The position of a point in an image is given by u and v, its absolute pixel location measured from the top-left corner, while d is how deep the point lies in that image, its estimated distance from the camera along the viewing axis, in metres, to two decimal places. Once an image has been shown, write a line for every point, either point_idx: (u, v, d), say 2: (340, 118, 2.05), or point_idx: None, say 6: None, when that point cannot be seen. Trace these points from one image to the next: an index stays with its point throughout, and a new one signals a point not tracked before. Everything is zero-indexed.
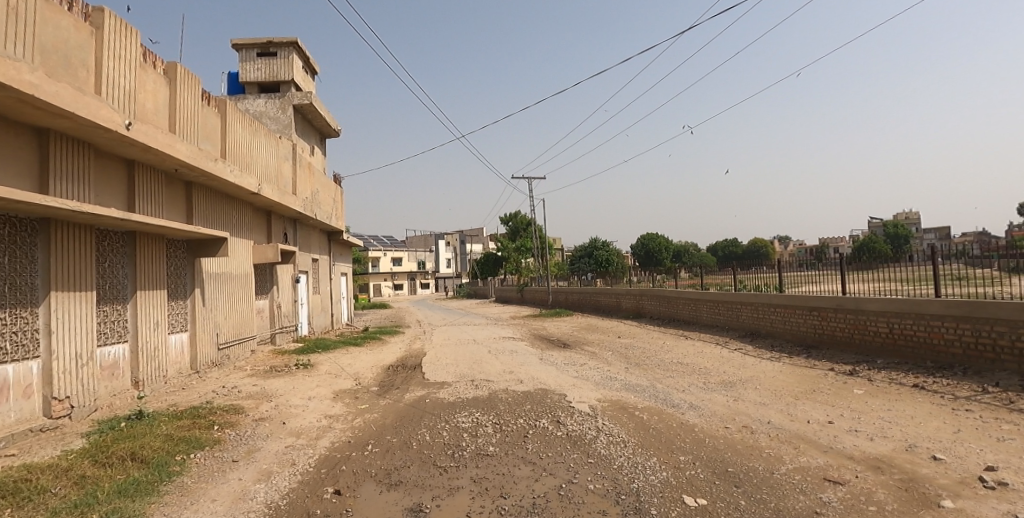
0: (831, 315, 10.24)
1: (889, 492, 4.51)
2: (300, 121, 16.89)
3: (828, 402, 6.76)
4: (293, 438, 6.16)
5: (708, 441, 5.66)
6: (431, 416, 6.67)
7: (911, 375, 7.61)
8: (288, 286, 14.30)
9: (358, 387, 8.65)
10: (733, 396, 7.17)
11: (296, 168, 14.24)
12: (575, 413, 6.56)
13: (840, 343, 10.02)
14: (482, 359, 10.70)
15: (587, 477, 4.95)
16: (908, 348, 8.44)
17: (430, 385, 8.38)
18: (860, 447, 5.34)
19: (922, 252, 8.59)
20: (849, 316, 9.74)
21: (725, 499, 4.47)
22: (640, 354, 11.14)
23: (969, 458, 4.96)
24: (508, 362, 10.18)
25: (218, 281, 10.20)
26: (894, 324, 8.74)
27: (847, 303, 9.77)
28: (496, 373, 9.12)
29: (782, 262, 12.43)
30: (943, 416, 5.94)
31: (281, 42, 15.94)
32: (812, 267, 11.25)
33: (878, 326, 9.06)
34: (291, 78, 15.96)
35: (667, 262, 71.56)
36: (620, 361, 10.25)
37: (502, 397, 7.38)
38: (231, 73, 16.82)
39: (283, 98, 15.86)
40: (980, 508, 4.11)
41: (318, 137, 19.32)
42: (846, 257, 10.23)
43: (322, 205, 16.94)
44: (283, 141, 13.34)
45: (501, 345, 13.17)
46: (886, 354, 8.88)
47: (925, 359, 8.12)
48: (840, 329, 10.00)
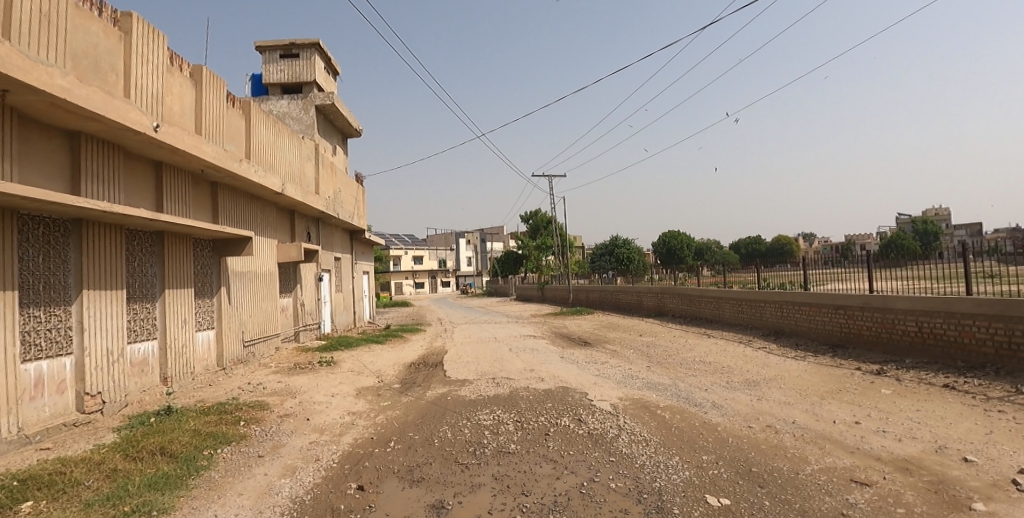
0: (858, 314, 10.05)
1: (917, 493, 4.44)
2: (321, 122, 17.09)
3: (856, 402, 6.65)
4: (317, 435, 6.24)
5: (732, 440, 5.61)
6: (452, 414, 6.71)
7: (940, 375, 7.45)
8: (310, 285, 14.50)
9: (380, 385, 8.75)
10: (757, 395, 7.09)
11: (319, 169, 14.42)
12: (597, 411, 6.54)
13: (867, 342, 9.83)
14: (502, 357, 10.72)
15: (609, 475, 4.95)
16: (938, 348, 8.24)
17: (452, 383, 8.43)
18: (888, 448, 5.25)
19: (953, 249, 8.37)
20: (877, 315, 9.55)
21: (749, 499, 4.45)
22: (662, 352, 11.07)
23: (1001, 460, 4.85)
24: (529, 361, 10.18)
25: (243, 280, 10.39)
26: (923, 322, 8.55)
27: (875, 302, 9.58)
28: (518, 371, 9.14)
29: (806, 259, 12.37)
30: (975, 417, 5.81)
31: (303, 44, 16.14)
32: (836, 264, 11.18)
33: (907, 325, 8.87)
34: (312, 79, 16.15)
35: (687, 260, 70.65)
36: (642, 359, 10.19)
37: (523, 395, 7.39)
38: (254, 75, 17.09)
39: (305, 99, 16.07)
40: (1013, 511, 4.02)
41: (339, 138, 19.54)
42: (873, 255, 10.02)
43: (343, 205, 17.12)
44: (306, 141, 13.52)
45: (521, 343, 13.18)
46: (915, 353, 8.69)
47: (956, 359, 7.93)
48: (867, 328, 9.82)
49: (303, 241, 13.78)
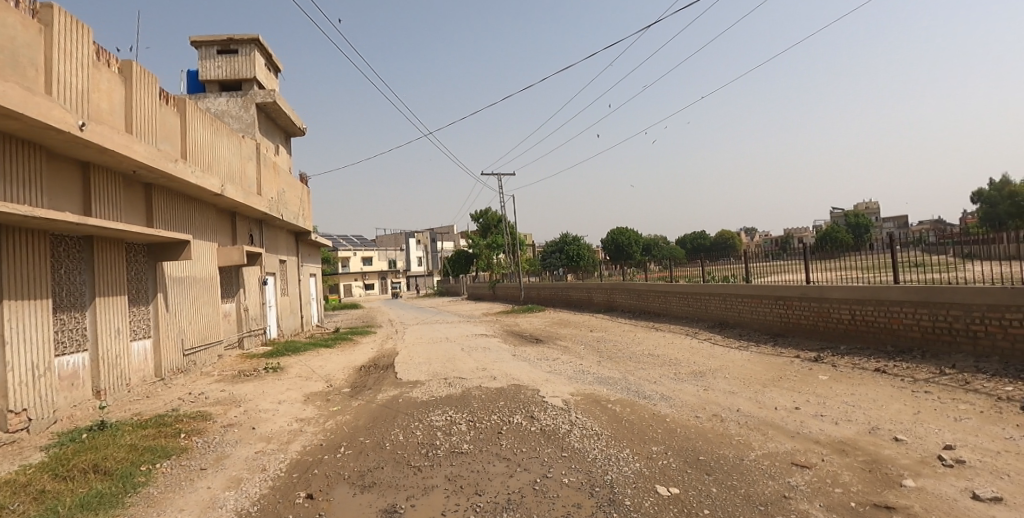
0: (797, 304, 10.49)
1: (853, 473, 4.81)
2: (263, 120, 16.56)
3: (795, 389, 6.88)
4: (264, 443, 6.01)
5: (680, 430, 5.71)
6: (404, 415, 6.54)
7: (873, 360, 7.86)
8: (254, 288, 14.01)
9: (329, 389, 8.52)
10: (703, 385, 7.27)
11: (260, 169, 13.92)
12: (549, 407, 6.52)
13: (806, 330, 10.28)
14: (455, 357, 10.64)
15: (562, 470, 5.02)
16: (870, 334, 8.70)
17: (402, 384, 8.28)
18: (826, 431, 5.50)
19: (883, 241, 8.83)
20: (813, 304, 10.00)
21: (697, 488, 4.69)
22: (612, 347, 11.23)
23: (928, 438, 5.22)
24: (481, 360, 10.12)
25: (182, 285, 9.93)
26: (856, 310, 9.01)
27: (811, 292, 10.02)
28: (470, 370, 9.07)
29: (747, 252, 13.01)
30: (904, 397, 6.15)
31: (241, 39, 15.59)
32: (777, 256, 11.65)
33: (841, 313, 9.31)
34: (252, 76, 15.62)
35: (636, 256, 72.41)
36: (592, 354, 10.31)
37: (475, 394, 7.30)
38: (190, 71, 16.37)
39: (245, 97, 15.49)
40: (940, 486, 4.53)
41: (282, 137, 18.98)
42: (809, 247, 10.54)
43: (287, 207, 16.60)
44: (247, 141, 13.04)
45: (473, 342, 13.14)
46: (849, 339, 9.14)
47: (886, 344, 8.38)
48: (805, 317, 10.26)
49: (245, 244, 13.29)
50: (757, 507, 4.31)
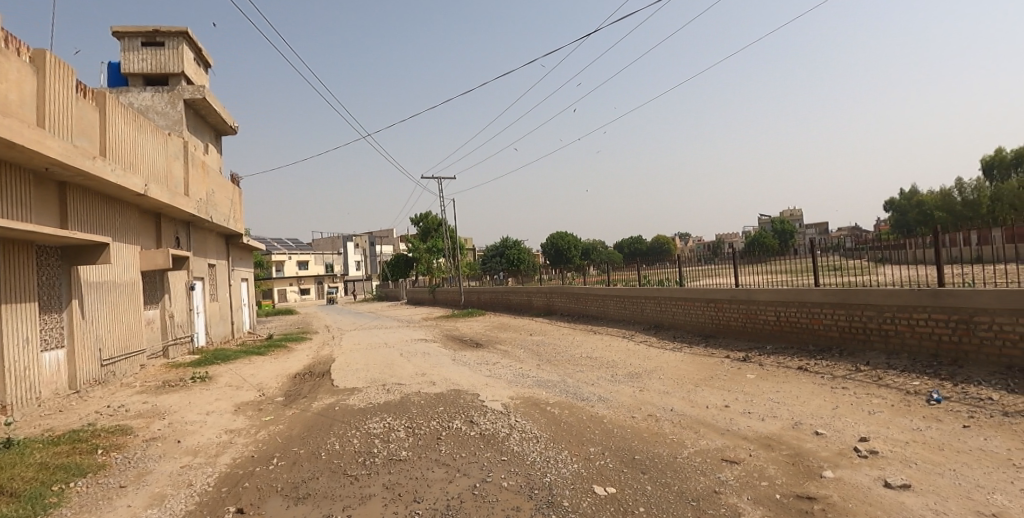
0: (726, 306, 10.94)
1: (778, 467, 5.07)
2: (192, 117, 15.84)
3: (725, 387, 7.18)
4: (190, 457, 5.72)
5: (616, 430, 5.83)
6: (340, 423, 6.37)
7: (796, 358, 8.31)
8: (180, 294, 13.36)
9: (262, 398, 8.22)
10: (639, 386, 7.46)
11: (188, 168, 13.30)
12: (488, 411, 6.50)
13: (735, 331, 10.75)
14: (393, 362, 10.50)
15: (501, 474, 5.03)
16: (793, 334, 9.21)
17: (339, 391, 8.07)
18: (753, 427, 5.75)
19: (806, 246, 9.29)
20: (742, 306, 10.47)
21: (633, 486, 4.81)
22: (551, 350, 11.38)
23: (845, 431, 5.56)
24: (420, 365, 10.03)
25: (100, 291, 9.33)
26: (780, 312, 9.50)
27: (740, 295, 10.48)
28: (409, 376, 8.97)
29: (681, 257, 13.22)
30: (824, 393, 6.51)
31: (168, 31, 14.93)
32: (709, 260, 12.10)
33: (768, 315, 9.79)
34: (180, 71, 14.97)
35: (575, 259, 73.88)
36: (532, 358, 10.41)
37: (414, 400, 7.20)
38: (112, 63, 15.48)
39: (173, 92, 14.70)
40: (855, 476, 4.83)
41: (213, 136, 18.24)
42: (738, 252, 11.06)
43: (217, 208, 15.92)
44: (173, 138, 12.36)
45: (412, 348, 12.97)
46: (774, 339, 9.64)
47: (808, 343, 8.90)
48: (734, 319, 10.72)
49: (170, 247, 12.68)
50: (690, 503, 4.46)
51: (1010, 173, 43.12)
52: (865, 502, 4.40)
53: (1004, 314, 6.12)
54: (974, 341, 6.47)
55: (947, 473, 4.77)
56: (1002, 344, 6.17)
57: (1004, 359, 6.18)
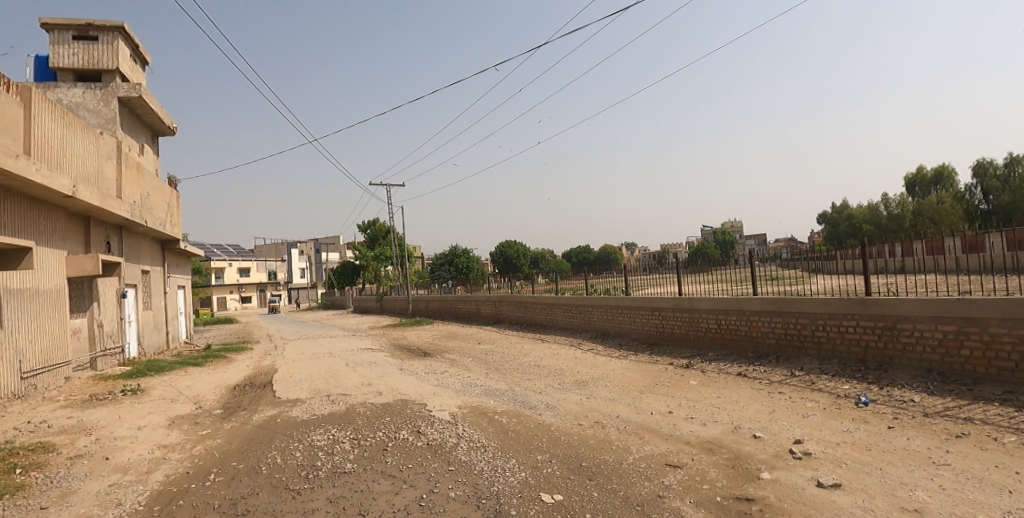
0: (670, 314, 11.32)
1: (719, 470, 5.23)
2: (127, 116, 15.16)
3: (668, 394, 7.38)
4: (119, 475, 5.42)
5: (563, 438, 5.90)
6: (282, 436, 6.18)
7: (736, 364, 8.72)
8: (111, 302, 12.68)
9: (199, 411, 7.89)
10: (586, 393, 7.57)
11: (121, 170, 12.67)
12: (436, 421, 6.45)
13: (678, 338, 11.14)
14: (339, 372, 10.28)
15: (448, 484, 5.00)
16: (733, 341, 9.73)
17: (281, 403, 7.82)
18: (695, 432, 5.92)
19: (745, 256, 9.74)
20: (685, 314, 10.87)
21: (579, 493, 4.86)
22: (499, 358, 11.42)
23: (781, 434, 5.80)
24: (366, 375, 9.88)
25: (21, 299, 8.74)
26: (721, 320, 9.98)
27: (683, 303, 10.88)
28: (354, 386, 8.81)
29: (627, 267, 13.93)
30: (762, 398, 6.79)
31: (104, 26, 14.29)
32: (653, 270, 12.77)
33: (709, 322, 10.24)
34: (115, 67, 14.41)
35: (523, 269, 74.65)
36: (480, 367, 10.41)
37: (360, 410, 7.07)
38: (40, 56, 14.63)
39: (106, 89, 14.02)
40: (791, 477, 5.04)
41: (149, 135, 17.51)
42: (680, 262, 11.40)
43: (153, 213, 15.23)
44: (105, 137, 11.78)
45: (358, 358, 12.73)
46: (715, 346, 10.13)
47: (746, 350, 9.45)
48: (677, 326, 11.13)
49: (100, 252, 12.03)
50: (635, 508, 4.55)
51: (930, 190, 46.17)
52: (800, 501, 4.60)
53: (922, 321, 6.81)
54: (897, 346, 7.14)
55: (874, 471, 5.03)
56: (922, 349, 6.85)
57: (923, 364, 6.85)
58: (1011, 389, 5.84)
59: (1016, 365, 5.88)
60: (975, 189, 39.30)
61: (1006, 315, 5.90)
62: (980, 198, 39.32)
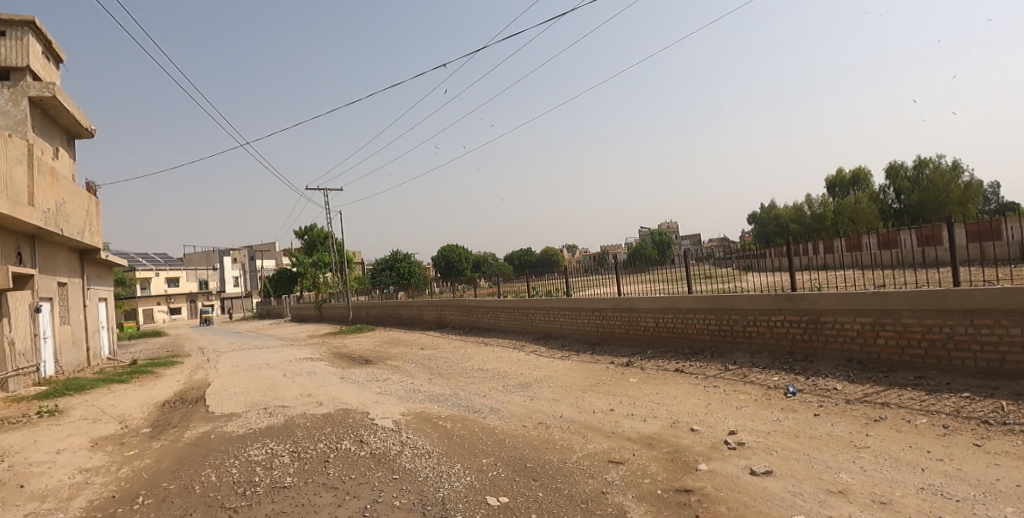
0: (610, 314, 11.64)
1: (658, 464, 5.42)
2: (38, 117, 14.16)
3: (610, 392, 7.58)
4: (36, 503, 5.06)
5: (508, 440, 5.96)
6: (217, 452, 5.95)
7: (673, 361, 9.08)
8: (24, 318, 11.79)
9: (124, 431, 7.48)
10: (530, 395, 7.68)
11: (33, 175, 11.81)
12: (379, 429, 6.39)
13: (618, 337, 11.48)
14: (276, 384, 9.97)
15: (393, 493, 4.96)
16: (670, 339, 10.11)
17: (215, 418, 7.52)
18: (636, 428, 6.11)
19: (681, 256, 10.16)
20: (624, 314, 11.21)
21: (525, 494, 4.93)
22: (443, 364, 11.38)
23: (716, 426, 6.06)
24: (306, 385, 9.65)
25: None
26: (659, 318, 10.36)
27: (622, 303, 11.22)
28: (293, 397, 8.59)
29: (568, 269, 14.02)
30: (699, 392, 7.09)
31: (11, 21, 13.39)
32: (595, 271, 12.95)
33: (647, 321, 10.61)
34: (26, 65, 13.50)
35: (467, 274, 74.85)
36: (423, 372, 10.35)
37: (299, 422, 6.91)
38: None
39: (16, 88, 13.12)
40: (727, 467, 5.28)
41: (64, 138, 16.41)
42: (621, 263, 11.82)
43: (69, 221, 14.25)
44: (14, 141, 10.90)
45: (298, 368, 12.38)
46: (654, 344, 10.50)
47: (683, 346, 9.84)
48: (617, 325, 11.46)
49: (10, 264, 11.16)
50: (579, 505, 4.65)
51: (848, 191, 49.12)
52: (734, 490, 4.82)
53: (842, 314, 7.38)
54: (821, 338, 7.69)
55: (802, 457, 5.34)
56: (843, 339, 7.42)
57: (844, 353, 7.43)
58: (921, 374, 6.47)
59: (926, 352, 6.53)
60: (890, 190, 41.26)
61: (916, 306, 6.55)
62: (893, 198, 41.16)
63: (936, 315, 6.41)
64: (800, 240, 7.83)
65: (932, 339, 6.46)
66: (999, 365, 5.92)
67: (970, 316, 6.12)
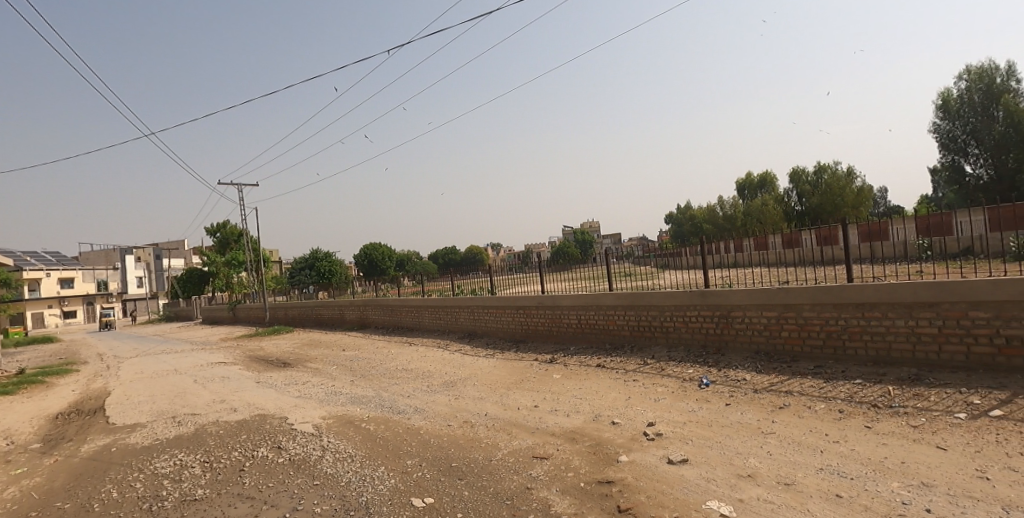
0: (533, 312, 11.88)
1: (581, 457, 5.60)
2: None
3: (534, 388, 7.72)
4: None
5: (433, 440, 5.96)
6: (119, 467, 5.57)
7: (595, 357, 9.39)
8: None
9: (8, 449, 6.84)
10: (454, 394, 7.71)
11: None
12: (298, 435, 6.22)
13: (542, 335, 11.74)
14: (186, 391, 9.45)
15: (313, 500, 4.83)
16: (592, 335, 10.49)
17: (116, 430, 7.02)
18: (560, 424, 6.28)
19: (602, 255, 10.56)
20: (547, 312, 11.48)
21: (450, 494, 4.94)
22: (365, 365, 11.20)
23: (636, 418, 6.34)
24: (218, 391, 9.21)
25: None
26: (581, 315, 10.70)
27: (545, 301, 11.49)
28: (204, 404, 8.19)
29: (493, 268, 14.26)
30: (620, 386, 7.38)
31: None
32: (519, 269, 13.12)
33: (570, 318, 10.94)
34: None
35: (390, 272, 73.84)
36: (345, 374, 10.14)
37: (211, 431, 6.59)
38: None
39: None
40: (645, 457, 5.53)
41: None
42: (544, 261, 12.10)
43: None
44: None
45: (210, 373, 11.77)
46: (576, 340, 10.84)
47: (604, 342, 10.22)
48: (540, 323, 11.73)
49: None
50: (504, 502, 4.71)
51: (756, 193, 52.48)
52: (653, 479, 5.04)
53: (750, 308, 7.91)
54: (731, 331, 8.20)
55: (715, 445, 5.66)
56: (751, 333, 7.95)
57: (752, 346, 7.96)
58: (820, 363, 7.06)
59: (824, 342, 7.14)
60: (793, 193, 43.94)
61: (815, 300, 7.15)
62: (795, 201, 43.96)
63: (833, 309, 7.02)
64: (714, 240, 8.28)
65: (829, 331, 7.07)
66: (886, 353, 6.56)
67: (861, 309, 6.74)
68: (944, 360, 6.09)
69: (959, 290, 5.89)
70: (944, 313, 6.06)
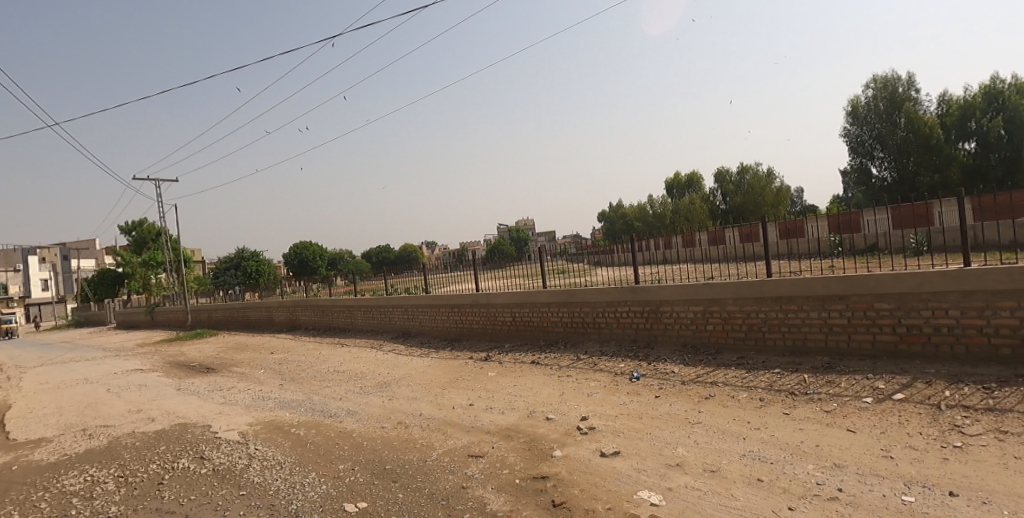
0: (469, 310, 11.95)
1: (516, 454, 5.70)
2: None
3: (469, 387, 7.78)
4: None
5: (366, 443, 5.91)
6: (20, 487, 5.18)
7: (530, 353, 9.57)
8: None
9: None
10: (388, 396, 7.67)
11: None
12: (223, 444, 6.01)
13: (477, 333, 11.84)
14: (98, 402, 8.87)
15: (239, 510, 4.69)
16: (527, 332, 10.69)
17: (17, 448, 6.51)
18: (495, 422, 6.37)
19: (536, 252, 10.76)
20: (483, 310, 11.58)
21: (384, 497, 4.92)
22: (295, 368, 10.91)
23: (570, 413, 6.53)
24: (135, 400, 8.72)
25: None
26: (516, 313, 10.87)
27: (480, 299, 11.58)
28: (119, 415, 7.74)
29: (427, 265, 14.05)
30: (554, 383, 7.57)
31: None
32: (454, 268, 12.95)
33: (505, 316, 11.09)
34: None
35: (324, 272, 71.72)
36: (275, 378, 9.84)
37: (127, 444, 6.25)
38: None
39: None
40: (578, 451, 5.70)
41: None
42: (479, 259, 12.15)
43: None
44: None
45: (125, 381, 11.08)
46: (511, 337, 11.01)
47: (539, 338, 10.43)
48: (475, 321, 11.82)
49: None
50: (440, 502, 4.73)
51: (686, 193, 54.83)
52: (586, 472, 5.21)
53: (679, 303, 8.30)
54: (660, 325, 8.57)
55: (646, 436, 5.90)
56: (679, 327, 8.35)
57: (679, 339, 8.36)
58: (742, 354, 7.51)
59: (746, 334, 7.60)
60: (719, 192, 46.16)
61: (738, 294, 7.60)
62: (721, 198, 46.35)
63: (753, 302, 7.50)
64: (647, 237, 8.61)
65: (751, 324, 7.54)
66: (802, 343, 7.07)
67: (779, 303, 7.24)
68: (852, 348, 6.63)
69: (865, 284, 6.42)
70: (852, 305, 6.59)
